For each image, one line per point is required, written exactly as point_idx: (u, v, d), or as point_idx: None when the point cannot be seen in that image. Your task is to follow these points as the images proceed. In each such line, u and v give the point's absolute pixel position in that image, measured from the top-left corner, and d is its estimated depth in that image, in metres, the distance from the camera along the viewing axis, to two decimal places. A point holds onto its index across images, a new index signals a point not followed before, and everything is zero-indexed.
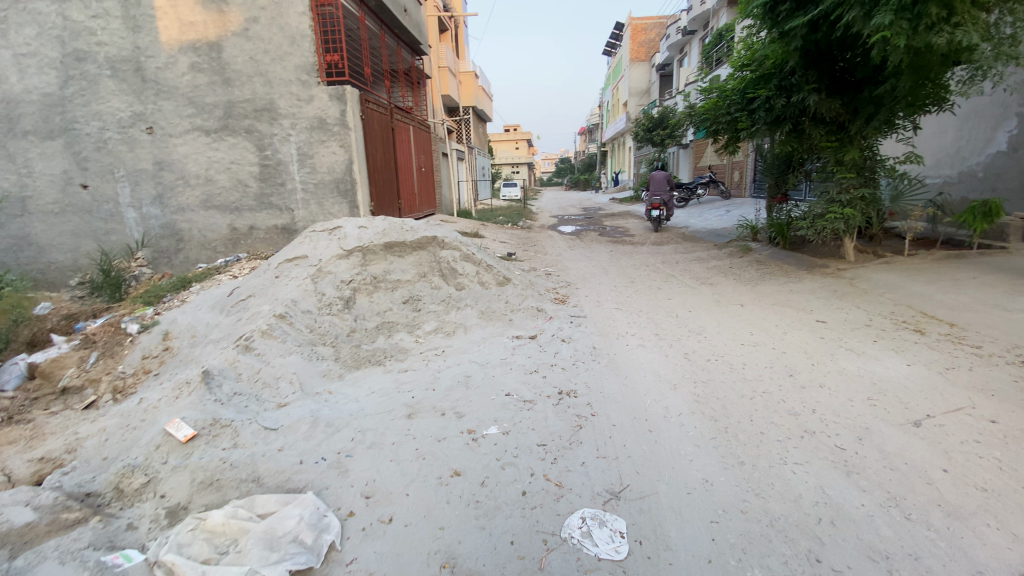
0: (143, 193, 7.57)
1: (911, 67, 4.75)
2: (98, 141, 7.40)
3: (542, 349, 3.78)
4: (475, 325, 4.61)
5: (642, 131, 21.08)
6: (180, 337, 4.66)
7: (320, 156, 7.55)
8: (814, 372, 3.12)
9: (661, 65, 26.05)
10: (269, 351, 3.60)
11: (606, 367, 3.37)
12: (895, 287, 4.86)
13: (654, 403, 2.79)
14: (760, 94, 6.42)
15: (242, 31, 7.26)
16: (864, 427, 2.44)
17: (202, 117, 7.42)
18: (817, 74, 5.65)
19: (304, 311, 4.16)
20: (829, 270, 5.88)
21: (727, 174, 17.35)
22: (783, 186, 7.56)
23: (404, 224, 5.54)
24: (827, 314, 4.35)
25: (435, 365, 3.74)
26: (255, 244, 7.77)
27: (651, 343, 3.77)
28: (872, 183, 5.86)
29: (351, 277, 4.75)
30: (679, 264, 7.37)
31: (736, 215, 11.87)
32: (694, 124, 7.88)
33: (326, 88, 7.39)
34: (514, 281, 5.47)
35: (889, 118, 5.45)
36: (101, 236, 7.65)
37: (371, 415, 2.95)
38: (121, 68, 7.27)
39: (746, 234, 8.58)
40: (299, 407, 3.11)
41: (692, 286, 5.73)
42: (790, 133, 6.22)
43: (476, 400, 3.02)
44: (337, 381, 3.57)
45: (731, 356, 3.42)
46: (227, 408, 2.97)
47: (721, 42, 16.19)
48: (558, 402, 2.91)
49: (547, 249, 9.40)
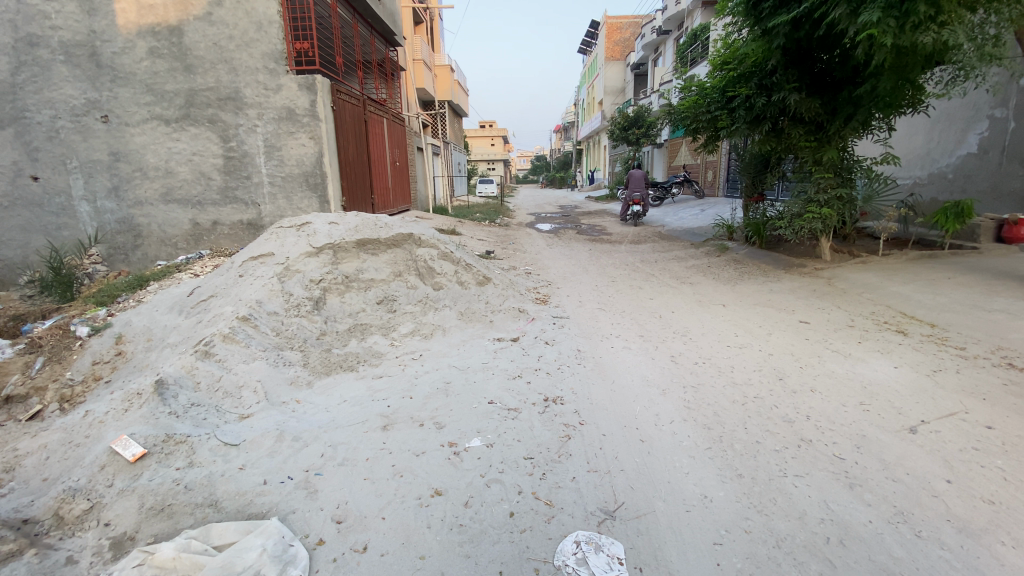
0: (98, 186, 7.09)
1: (892, 67, 4.79)
2: (49, 130, 6.88)
3: (525, 353, 3.62)
4: (454, 327, 4.43)
5: (618, 129, 21.14)
6: (134, 341, 4.33)
7: (289, 149, 7.21)
8: (803, 375, 3.05)
9: (636, 64, 26.25)
10: (231, 357, 3.36)
11: (592, 371, 3.24)
12: (873, 287, 4.89)
13: (645, 410, 2.67)
14: (740, 93, 6.40)
15: (206, 15, 6.85)
16: (861, 435, 2.37)
17: (162, 105, 6.99)
18: (798, 73, 5.66)
19: (271, 313, 3.91)
20: (807, 270, 5.90)
21: (701, 173, 17.55)
22: (759, 185, 7.59)
23: (379, 221, 5.30)
24: (809, 314, 4.32)
25: (412, 371, 3.54)
26: (219, 240, 7.38)
27: (636, 345, 3.66)
28: (849, 184, 5.90)
29: (321, 276, 4.50)
30: (658, 262, 7.33)
31: (712, 214, 11.95)
32: (673, 122, 7.83)
33: (295, 77, 7.05)
34: (494, 280, 5.30)
35: (868, 119, 5.49)
36: (52, 231, 7.13)
37: (343, 427, 2.74)
38: (74, 53, 6.77)
39: (723, 233, 8.61)
40: (263, 418, 2.87)
41: (672, 286, 5.67)
42: (769, 133, 6.22)
43: (457, 409, 2.85)
44: (305, 389, 3.34)
45: (718, 358, 3.34)
46: (183, 421, 2.70)
47: (697, 43, 16.35)
48: (544, 410, 2.76)
49: (525, 246, 9.26)
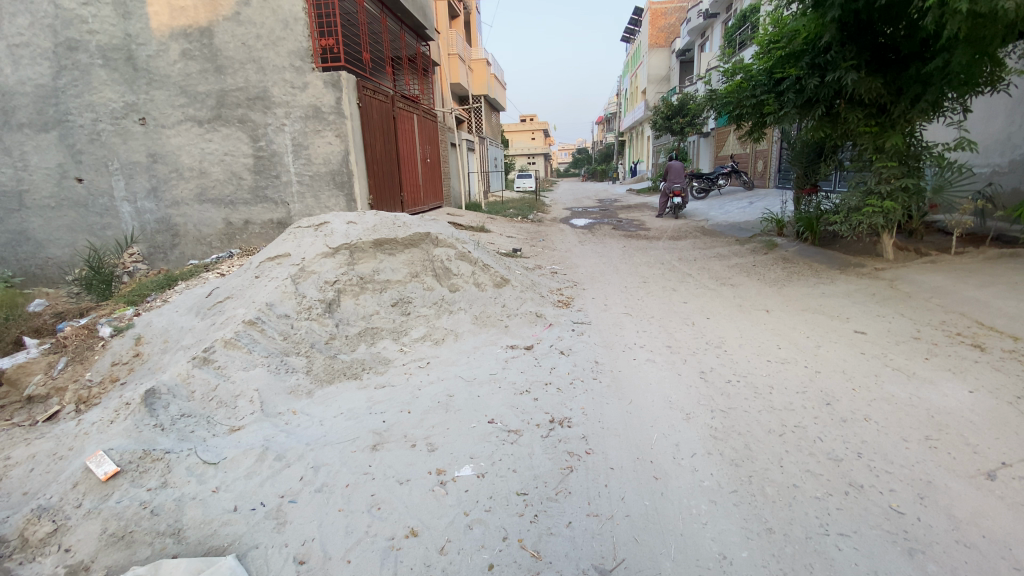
0: (138, 186, 7.29)
1: (968, 39, 4.17)
2: (91, 133, 7.12)
3: (537, 364, 3.33)
4: (467, 332, 4.18)
5: (661, 119, 20.37)
6: (151, 342, 4.34)
7: (316, 147, 7.17)
8: (856, 400, 2.60)
9: (682, 51, 25.21)
10: (231, 364, 3.24)
11: (609, 389, 2.89)
12: (943, 290, 4.29)
13: (662, 439, 2.33)
14: (790, 74, 5.81)
15: (234, 15, 6.89)
16: (925, 481, 1.96)
17: (195, 107, 7.10)
18: (856, 49, 5.05)
19: (280, 316, 3.79)
20: (866, 270, 5.29)
21: (750, 163, 16.55)
22: (813, 176, 6.92)
23: (397, 219, 5.13)
24: (866, 323, 3.80)
25: (416, 381, 3.32)
26: (251, 239, 7.46)
27: (661, 358, 3.29)
28: (916, 173, 5.22)
29: (336, 277, 4.34)
30: (697, 260, 6.83)
31: (760, 207, 11.18)
32: (716, 109, 7.27)
33: (321, 75, 6.99)
34: (514, 281, 5.02)
35: (939, 99, 4.83)
36: (97, 231, 7.41)
37: (332, 444, 2.55)
38: (112, 57, 6.97)
39: (771, 228, 7.96)
40: (253, 432, 2.73)
41: (710, 287, 5.22)
42: (823, 118, 5.61)
43: (453, 429, 2.59)
44: (304, 399, 3.18)
45: (757, 376, 2.93)
46: (167, 435, 2.63)
47: (746, 24, 15.40)
48: (548, 434, 2.46)
49: (556, 243, 8.93)
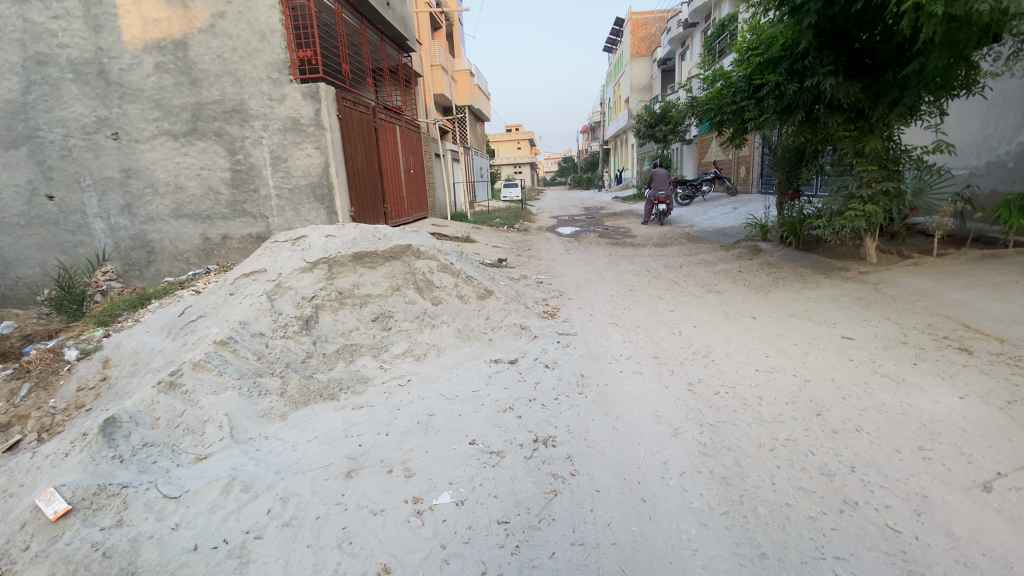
0: (111, 203, 7.09)
1: (944, 42, 4.19)
2: (62, 149, 6.92)
3: (521, 379, 3.21)
4: (450, 346, 4.06)
5: (644, 127, 20.54)
6: (119, 366, 4.14)
7: (295, 160, 7.04)
8: (846, 410, 2.53)
9: (663, 60, 25.54)
10: (199, 388, 3.08)
11: (595, 404, 2.79)
12: (928, 293, 4.27)
13: (650, 457, 2.23)
14: (769, 80, 5.82)
15: (209, 27, 6.76)
16: (921, 496, 1.88)
17: (170, 120, 6.93)
18: (833, 54, 5.07)
19: (255, 334, 3.64)
20: (850, 274, 5.28)
21: (733, 169, 16.70)
22: (794, 181, 6.94)
23: (377, 232, 5.01)
24: (853, 328, 3.75)
25: (395, 401, 3.18)
26: (229, 254, 7.28)
27: (648, 370, 3.19)
28: (897, 176, 5.24)
29: (314, 293, 4.21)
30: (683, 267, 6.79)
31: (744, 212, 11.23)
32: (697, 116, 7.28)
33: (299, 87, 6.87)
34: (498, 293, 4.92)
35: (916, 103, 4.85)
36: (69, 249, 7.18)
37: (303, 473, 2.41)
38: (84, 71, 6.79)
39: (755, 234, 7.98)
40: (220, 461, 2.59)
41: (697, 295, 5.17)
42: (802, 123, 5.62)
43: (432, 452, 2.46)
44: (277, 423, 3.03)
45: (746, 386, 2.85)
46: (126, 468, 2.49)
47: (724, 33, 15.60)
48: (532, 455, 2.35)
49: (542, 252, 8.86)
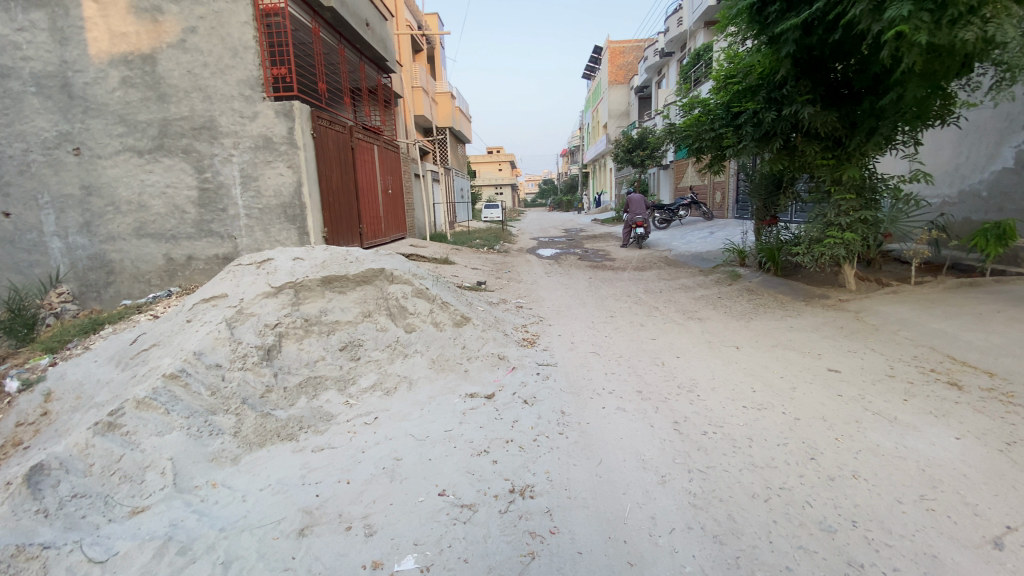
0: (70, 221, 6.70)
1: (921, 73, 4.26)
2: (21, 165, 6.54)
3: (497, 418, 3.00)
4: (422, 378, 3.83)
5: (623, 151, 20.82)
6: (62, 399, 3.76)
7: (266, 179, 6.80)
8: (840, 453, 2.40)
9: (641, 87, 26.15)
10: (142, 429, 2.78)
11: (576, 446, 2.60)
12: (909, 322, 4.23)
13: (636, 511, 2.04)
14: (747, 108, 5.86)
15: (179, 42, 6.55)
16: (930, 556, 1.73)
17: (135, 136, 6.64)
18: (810, 84, 5.14)
19: (210, 366, 3.35)
20: (831, 301, 5.25)
21: (709, 194, 16.97)
22: (772, 207, 6.97)
23: (349, 255, 4.79)
24: (839, 360, 3.66)
25: (361, 442, 2.93)
26: (194, 275, 6.94)
27: (631, 406, 3.01)
28: (874, 205, 5.26)
29: (277, 320, 3.95)
30: (663, 292, 6.72)
31: (721, 237, 11.33)
32: (675, 142, 7.30)
33: (272, 104, 6.67)
34: (474, 320, 4.71)
35: (892, 132, 4.92)
36: (22, 269, 6.74)
37: (251, 529, 2.16)
38: (46, 85, 6.48)
39: (733, 258, 7.98)
40: (159, 515, 2.29)
41: (678, 322, 5.06)
42: (780, 151, 5.65)
43: (397, 506, 2.24)
44: (228, 468, 2.75)
45: (734, 426, 2.69)
46: (52, 523, 2.18)
47: (700, 62, 16.00)
48: (507, 509, 2.14)
49: (522, 275, 8.70)
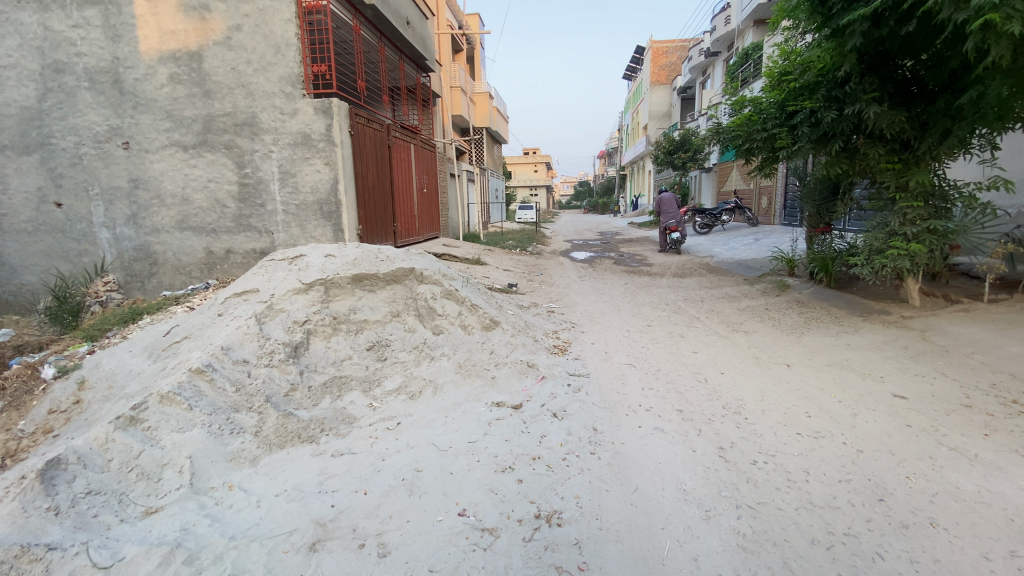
0: (118, 212, 6.93)
1: (1007, 69, 3.84)
2: (73, 157, 6.81)
3: (524, 432, 2.81)
4: (448, 383, 3.67)
5: (663, 153, 20.25)
6: (94, 388, 3.81)
7: (303, 175, 6.84)
8: (913, 495, 2.11)
9: (683, 88, 25.47)
10: (163, 425, 2.74)
11: (609, 469, 2.39)
12: (986, 345, 3.81)
13: (676, 550, 1.83)
14: (804, 107, 5.47)
15: (225, 40, 6.66)
16: None
17: (180, 131, 6.79)
18: (877, 80, 4.74)
19: (237, 362, 3.31)
20: (891, 318, 4.83)
21: (754, 199, 16.28)
22: (827, 214, 6.51)
23: (380, 253, 4.73)
24: (904, 385, 3.30)
25: (381, 450, 2.81)
26: (231, 269, 7.05)
27: (671, 427, 2.77)
28: (945, 213, 4.81)
29: (307, 317, 3.89)
30: (705, 301, 6.38)
31: (766, 244, 10.79)
32: (722, 142, 6.93)
33: (311, 101, 6.71)
34: (504, 324, 4.53)
35: (968, 134, 4.48)
36: (73, 257, 7.02)
37: (261, 540, 2.06)
38: (99, 80, 6.72)
39: (781, 267, 7.54)
40: (171, 518, 2.23)
41: (720, 334, 4.75)
42: (839, 153, 5.24)
43: (413, 524, 2.10)
44: (246, 469, 2.67)
45: (787, 455, 2.42)
46: (64, 520, 2.14)
47: (748, 62, 15.38)
48: (531, 537, 1.96)
49: (554, 278, 8.51)
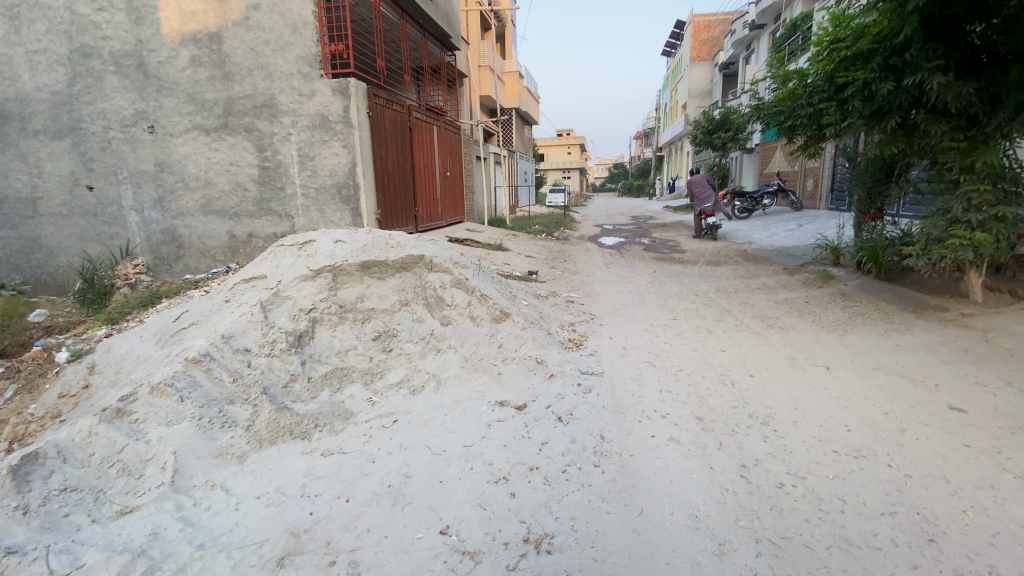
0: (145, 196, 7.01)
1: None
2: (103, 141, 6.91)
3: (525, 438, 2.58)
4: (452, 379, 3.47)
5: (701, 133, 19.33)
6: (103, 373, 3.79)
7: (322, 158, 6.72)
8: (971, 535, 1.78)
9: (725, 64, 24.24)
10: (151, 417, 2.64)
11: (613, 485, 2.16)
12: None
13: None
14: (855, 78, 4.91)
15: (243, 20, 6.54)
16: None
17: (202, 115, 6.77)
18: (942, 47, 4.18)
19: (237, 351, 3.20)
20: (949, 315, 4.32)
21: (799, 182, 15.37)
22: (878, 199, 5.94)
23: (391, 239, 4.54)
24: (963, 395, 2.89)
25: (373, 450, 2.64)
26: (253, 253, 7.05)
27: (688, 438, 2.49)
28: (1017, 199, 4.25)
29: (313, 305, 3.74)
30: (738, 292, 5.95)
31: (810, 230, 10.09)
32: (763, 120, 6.36)
33: (329, 81, 6.55)
34: (516, 316, 4.27)
35: None
36: (105, 240, 7.18)
37: (229, 550, 1.93)
38: (124, 64, 6.74)
39: (825, 256, 6.99)
40: (143, 520, 2.12)
41: (753, 330, 4.37)
42: (894, 130, 4.70)
43: (391, 541, 1.92)
44: (232, 467, 2.55)
45: (821, 478, 2.11)
46: (33, 520, 2.06)
47: (797, 33, 14.40)
48: (515, 566, 1.76)
49: (578, 265, 8.19)
